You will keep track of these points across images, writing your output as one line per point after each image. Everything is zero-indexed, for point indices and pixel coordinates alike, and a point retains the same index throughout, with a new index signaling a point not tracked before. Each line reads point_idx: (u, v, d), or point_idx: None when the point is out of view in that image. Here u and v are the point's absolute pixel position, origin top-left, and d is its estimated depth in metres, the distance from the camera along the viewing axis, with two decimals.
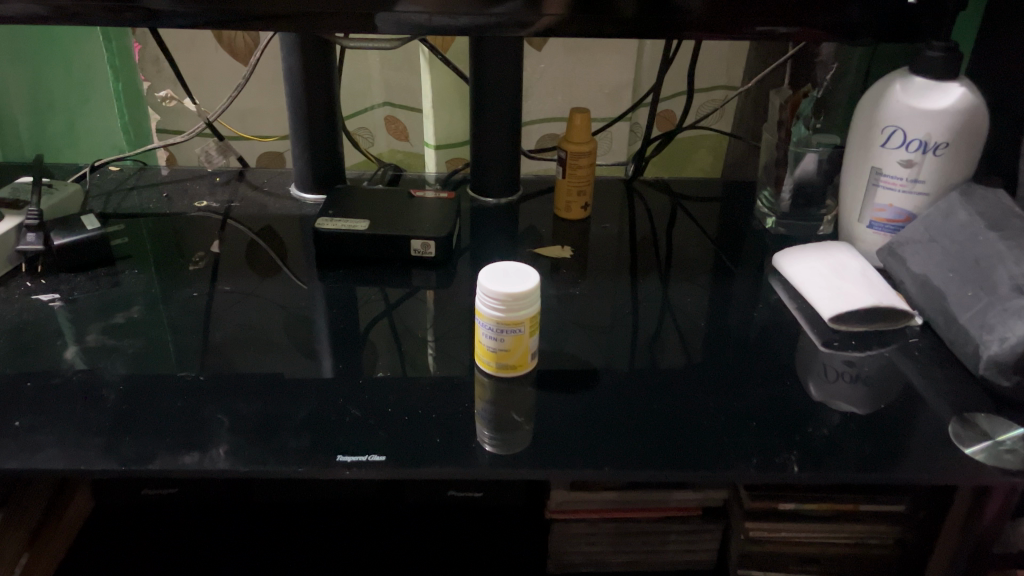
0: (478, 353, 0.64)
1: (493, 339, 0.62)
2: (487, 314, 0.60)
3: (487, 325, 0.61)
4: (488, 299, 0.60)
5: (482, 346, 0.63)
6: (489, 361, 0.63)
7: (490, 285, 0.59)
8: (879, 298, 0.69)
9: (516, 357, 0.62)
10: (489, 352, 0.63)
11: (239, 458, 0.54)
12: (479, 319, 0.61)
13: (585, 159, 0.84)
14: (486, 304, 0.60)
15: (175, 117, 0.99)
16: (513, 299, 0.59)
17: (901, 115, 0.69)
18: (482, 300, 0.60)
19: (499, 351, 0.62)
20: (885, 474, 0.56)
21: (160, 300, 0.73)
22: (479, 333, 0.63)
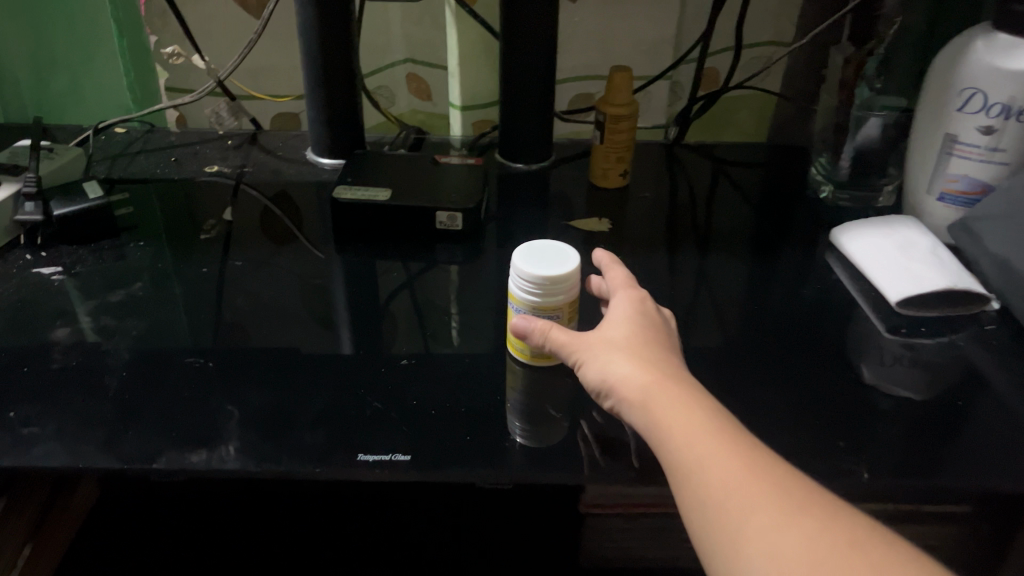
0: (511, 341, 0.58)
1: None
2: (521, 298, 0.55)
3: (520, 309, 0.56)
4: (521, 281, 0.54)
5: (514, 332, 0.58)
6: (522, 350, 0.58)
7: (524, 265, 0.54)
8: (952, 281, 0.62)
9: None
10: (522, 339, 0.57)
11: (250, 458, 0.49)
12: (512, 302, 0.56)
13: (625, 123, 0.78)
14: (519, 288, 0.55)
15: (183, 74, 0.94)
16: (548, 282, 0.53)
17: (982, 76, 0.62)
18: (516, 282, 0.55)
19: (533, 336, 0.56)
20: (965, 481, 0.50)
21: (169, 274, 0.69)
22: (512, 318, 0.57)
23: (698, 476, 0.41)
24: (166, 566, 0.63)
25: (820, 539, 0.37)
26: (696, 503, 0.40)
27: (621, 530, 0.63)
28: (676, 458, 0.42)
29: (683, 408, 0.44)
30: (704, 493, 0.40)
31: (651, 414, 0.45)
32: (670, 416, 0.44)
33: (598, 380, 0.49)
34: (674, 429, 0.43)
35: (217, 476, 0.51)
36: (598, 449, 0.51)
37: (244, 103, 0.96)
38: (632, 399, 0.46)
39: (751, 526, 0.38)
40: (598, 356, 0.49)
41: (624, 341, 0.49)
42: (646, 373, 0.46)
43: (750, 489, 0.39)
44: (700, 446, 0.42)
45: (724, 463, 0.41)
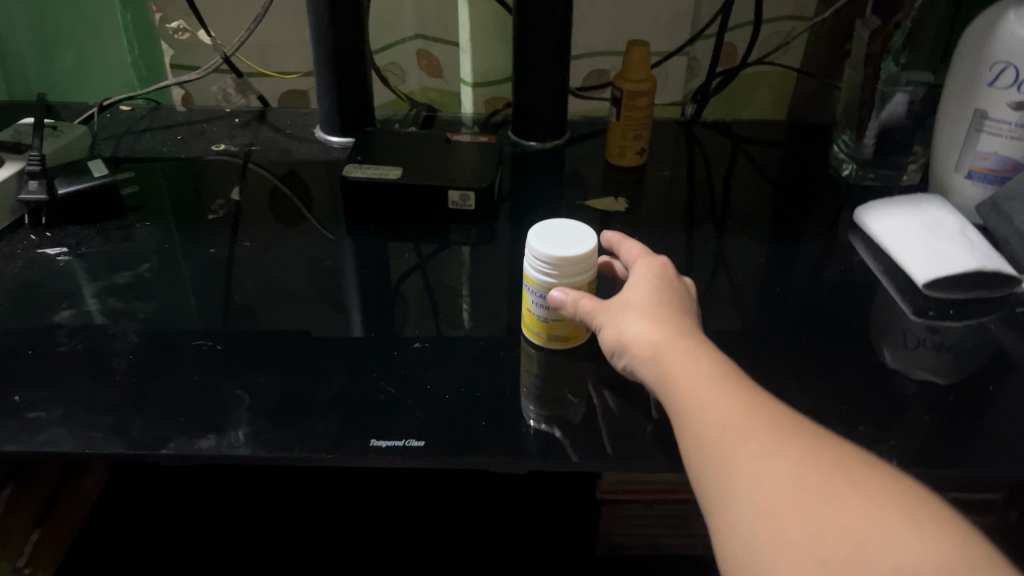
0: (526, 323, 0.57)
1: (542, 308, 0.55)
2: (536, 279, 0.53)
3: (535, 291, 0.54)
4: (537, 262, 0.53)
5: (529, 314, 0.56)
6: (537, 332, 0.57)
7: (540, 245, 0.52)
8: (982, 261, 0.60)
9: (568, 328, 0.55)
10: (537, 322, 0.56)
11: (261, 443, 0.48)
12: (527, 283, 0.54)
13: (643, 99, 0.76)
14: (534, 268, 0.53)
15: (189, 51, 0.92)
16: (564, 262, 0.52)
17: (1014, 49, 0.60)
18: (531, 262, 0.53)
19: (549, 320, 0.55)
20: (996, 469, 0.48)
21: (176, 255, 0.67)
22: (527, 300, 0.56)
23: (697, 415, 0.40)
24: (175, 552, 0.62)
25: (808, 461, 0.36)
26: (694, 439, 0.40)
27: (639, 519, 0.61)
28: (679, 401, 0.42)
29: (689, 356, 0.43)
30: (702, 429, 0.39)
31: (660, 365, 0.44)
32: (676, 365, 0.43)
33: (614, 340, 0.48)
34: (679, 375, 0.43)
35: (227, 462, 0.50)
36: (617, 435, 0.50)
37: (252, 80, 0.94)
38: (642, 353, 0.46)
39: (742, 453, 0.37)
40: (613, 316, 0.49)
41: (640, 302, 0.49)
42: (658, 329, 0.46)
43: (745, 423, 0.38)
44: (702, 388, 0.41)
45: (723, 401, 0.40)
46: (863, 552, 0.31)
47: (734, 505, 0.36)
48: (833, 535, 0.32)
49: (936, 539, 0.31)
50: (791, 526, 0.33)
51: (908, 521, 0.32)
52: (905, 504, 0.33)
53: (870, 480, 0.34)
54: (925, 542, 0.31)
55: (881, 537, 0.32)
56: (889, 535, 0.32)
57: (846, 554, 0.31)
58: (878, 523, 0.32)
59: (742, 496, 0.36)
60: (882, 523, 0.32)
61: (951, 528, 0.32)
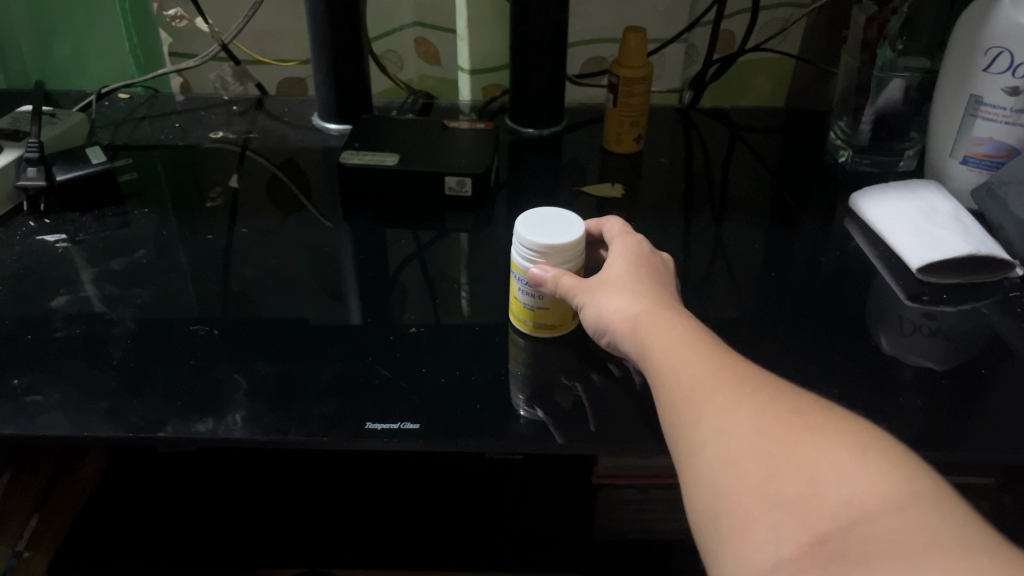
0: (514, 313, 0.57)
1: (529, 296, 0.55)
2: (521, 265, 0.53)
3: (521, 279, 0.54)
4: (522, 248, 0.53)
5: (517, 304, 0.56)
6: (526, 322, 0.57)
7: (527, 233, 0.52)
8: (976, 246, 0.61)
9: (556, 317, 0.56)
10: (525, 312, 0.56)
11: (257, 427, 0.49)
12: (514, 271, 0.55)
13: (640, 86, 0.76)
14: (519, 254, 0.53)
15: (187, 39, 0.92)
16: (549, 247, 0.52)
17: (1009, 34, 0.60)
18: (517, 249, 0.54)
19: (536, 309, 0.55)
20: (983, 452, 0.48)
21: (173, 242, 0.68)
22: (514, 288, 0.56)
23: (667, 375, 0.41)
24: (174, 536, 0.62)
25: (766, 408, 0.36)
26: (665, 399, 0.40)
27: (635, 503, 0.62)
28: (649, 364, 0.43)
29: (661, 322, 0.44)
30: (671, 388, 0.40)
31: (632, 329, 0.45)
32: (648, 331, 0.44)
33: (593, 317, 0.49)
34: (650, 339, 0.44)
35: (224, 445, 0.50)
36: (611, 418, 0.50)
37: (249, 68, 0.94)
38: (616, 318, 0.47)
39: (707, 407, 0.38)
40: (591, 292, 0.50)
41: (618, 277, 0.50)
42: (633, 299, 0.47)
43: (712, 379, 0.39)
44: (672, 351, 0.42)
45: (691, 362, 0.41)
46: (816, 489, 0.32)
47: (698, 455, 0.37)
48: (787, 476, 0.33)
49: (884, 468, 0.32)
50: (748, 471, 0.34)
51: (859, 453, 0.33)
52: (857, 439, 0.34)
53: (825, 421, 0.35)
54: (873, 473, 0.32)
55: (833, 473, 0.32)
56: (841, 469, 0.32)
57: (801, 493, 0.32)
58: (829, 460, 0.33)
59: (706, 448, 0.36)
60: (831, 459, 0.33)
61: (903, 460, 0.33)
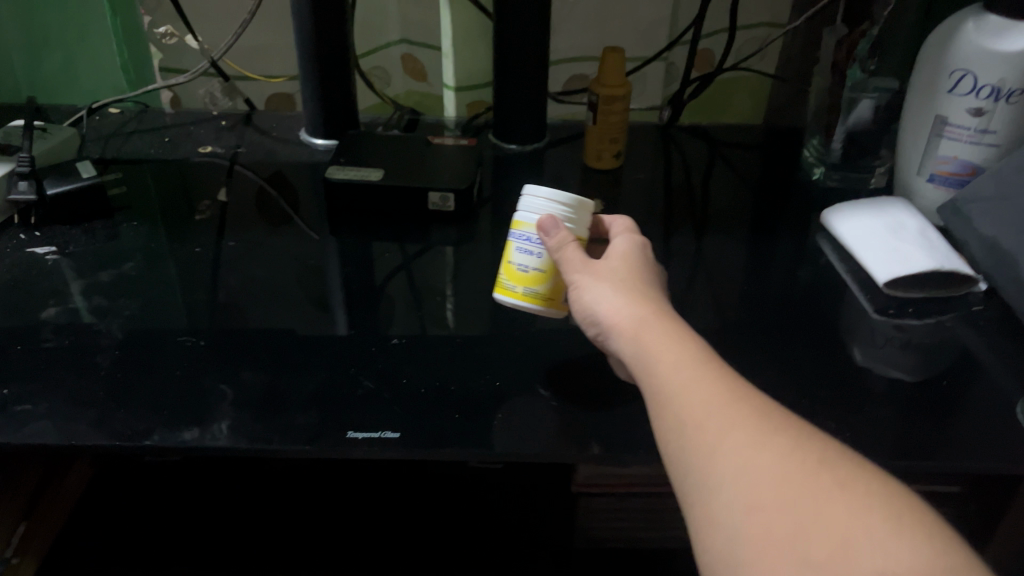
0: (502, 282, 0.57)
1: (528, 254, 0.55)
2: (529, 219, 0.56)
3: (526, 237, 0.55)
4: (535, 203, 0.56)
5: (509, 269, 0.57)
6: (514, 289, 0.56)
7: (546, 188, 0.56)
8: (940, 262, 0.63)
9: (548, 285, 0.56)
10: (517, 275, 0.56)
11: (242, 435, 0.50)
12: (519, 231, 0.56)
13: (618, 104, 0.78)
14: (529, 208, 0.56)
15: (177, 56, 0.94)
16: (564, 204, 0.55)
17: (973, 57, 0.62)
18: (526, 207, 0.56)
19: (534, 271, 0.55)
20: (944, 461, 0.50)
21: (162, 254, 0.69)
22: (509, 253, 0.57)
23: (681, 401, 0.41)
24: (159, 544, 0.63)
25: (795, 457, 0.36)
26: (677, 425, 0.40)
27: (614, 511, 0.64)
28: (662, 383, 0.42)
29: (673, 344, 0.44)
30: (685, 416, 0.40)
31: (641, 342, 0.45)
32: (659, 351, 0.44)
33: (595, 308, 0.49)
34: (661, 361, 0.43)
35: (210, 453, 0.52)
36: (588, 426, 0.52)
37: (238, 83, 0.96)
38: (626, 328, 0.47)
39: (727, 442, 0.38)
40: (597, 290, 0.50)
41: (623, 282, 0.50)
42: (642, 314, 0.47)
43: (730, 413, 0.39)
44: (684, 374, 0.42)
45: (706, 392, 0.41)
46: (847, 552, 0.32)
47: (716, 494, 0.37)
48: (818, 535, 0.33)
49: (921, 542, 0.32)
50: (775, 522, 0.34)
51: (894, 526, 0.33)
52: (890, 506, 0.34)
53: (857, 481, 0.35)
54: (911, 547, 0.32)
55: (866, 540, 0.32)
56: (874, 538, 0.32)
57: (834, 556, 0.32)
58: (864, 527, 0.33)
59: (723, 486, 0.36)
60: (867, 524, 0.33)
61: (937, 532, 0.33)
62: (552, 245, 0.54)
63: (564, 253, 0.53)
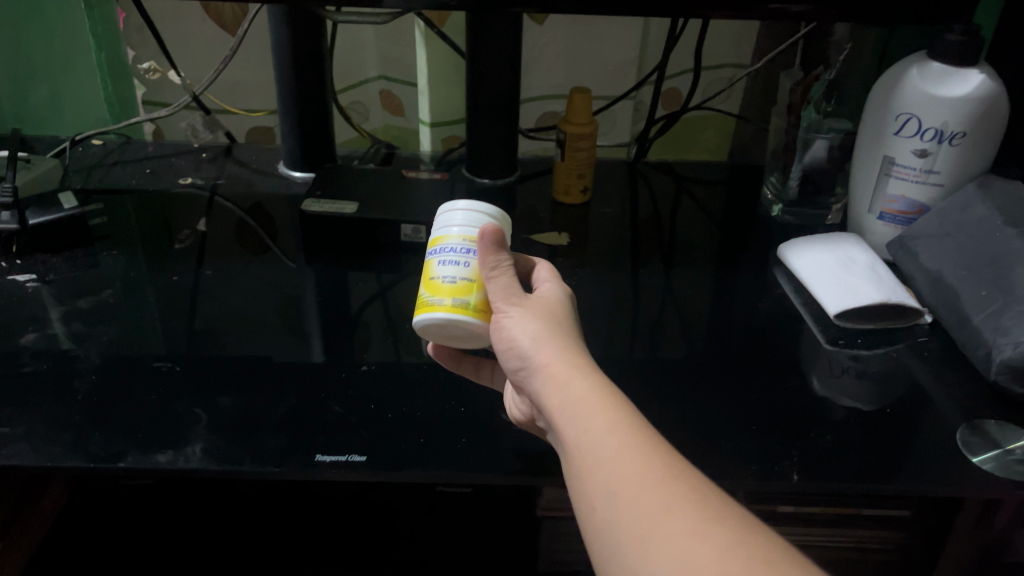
0: (423, 303, 0.51)
1: (452, 263, 0.51)
2: (452, 232, 0.52)
3: (450, 248, 0.51)
4: (455, 216, 0.53)
5: (432, 286, 0.51)
6: (440, 303, 0.50)
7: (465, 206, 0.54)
8: (887, 295, 0.66)
9: (478, 295, 0.50)
10: (441, 288, 0.50)
11: (214, 458, 0.52)
12: (441, 246, 0.52)
13: (585, 142, 0.81)
14: (450, 223, 0.53)
15: (158, 90, 0.98)
16: (488, 217, 0.53)
17: (916, 102, 0.66)
18: (445, 224, 0.53)
19: (461, 278, 0.50)
20: (888, 484, 0.52)
21: (140, 282, 0.71)
22: (430, 270, 0.52)
23: (609, 474, 0.39)
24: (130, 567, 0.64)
25: (734, 550, 0.34)
26: (606, 502, 0.38)
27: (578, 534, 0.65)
28: (595, 452, 0.40)
29: (602, 407, 0.41)
30: (614, 492, 0.38)
31: (573, 401, 0.42)
32: (587, 413, 0.41)
33: (521, 341, 0.46)
34: (587, 426, 0.41)
35: (183, 476, 0.53)
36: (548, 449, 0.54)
37: (219, 117, 0.99)
38: (557, 383, 0.43)
39: (662, 530, 0.35)
40: (524, 326, 0.47)
41: (551, 323, 0.47)
42: (570, 365, 0.44)
43: (659, 495, 0.37)
44: (613, 442, 0.40)
45: (636, 467, 0.38)
46: None
47: None
48: None
49: None
50: None
51: None
52: None
53: None
54: None
55: None
56: None
57: None
58: None
59: None
60: None
61: None
62: (488, 256, 0.50)
63: (498, 273, 0.50)
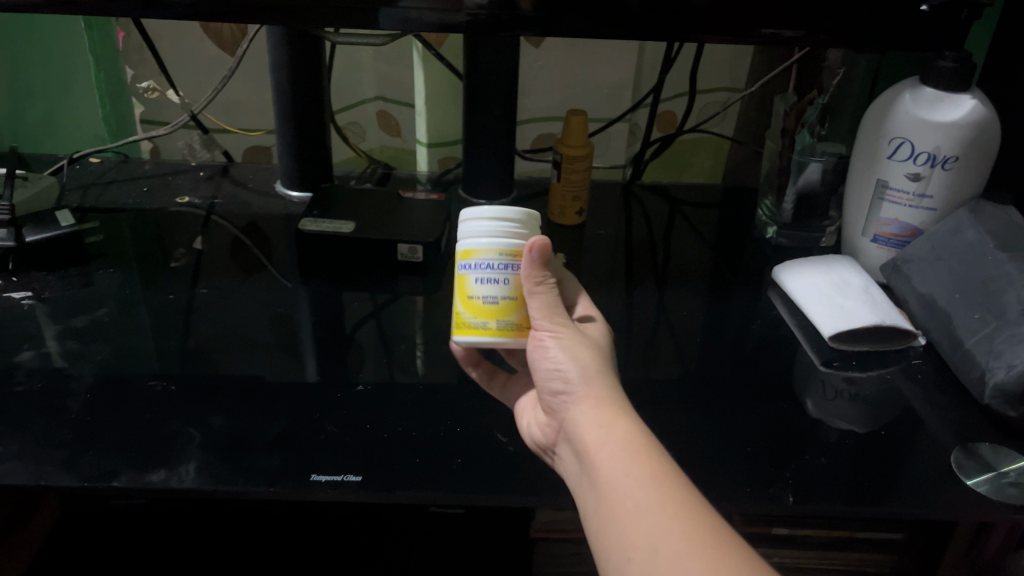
0: (464, 322, 0.51)
1: (492, 283, 0.50)
2: (485, 246, 0.51)
3: (487, 264, 0.50)
4: (484, 226, 0.51)
5: (472, 305, 0.51)
6: (484, 325, 0.51)
7: (493, 210, 0.52)
8: (881, 317, 0.66)
9: (520, 313, 0.51)
10: (484, 309, 0.51)
11: (208, 477, 0.52)
12: (475, 260, 0.51)
13: (581, 164, 0.82)
14: (483, 233, 0.51)
15: (158, 108, 0.96)
16: (515, 221, 0.52)
17: (909, 126, 0.67)
18: (476, 234, 0.51)
19: (505, 300, 0.50)
20: (882, 507, 0.52)
21: (136, 301, 0.71)
22: (465, 286, 0.51)
23: (652, 524, 0.40)
24: None
25: None
26: (643, 551, 0.39)
27: (571, 556, 0.65)
28: (637, 503, 0.41)
29: (648, 457, 0.43)
30: (654, 544, 0.39)
31: (619, 447, 0.43)
32: (634, 458, 0.43)
33: (570, 368, 0.48)
34: (632, 472, 0.42)
35: (175, 495, 0.53)
36: (542, 469, 0.54)
37: (217, 136, 0.99)
38: (603, 428, 0.45)
39: None
40: (573, 355, 0.49)
41: (597, 361, 0.49)
42: (616, 408, 0.46)
43: (703, 555, 0.38)
44: (659, 493, 0.41)
45: (680, 523, 0.39)
46: None
47: None
48: None
49: None
50: None
51: None
52: None
53: None
54: None
55: None
56: None
57: None
58: None
59: None
60: None
61: None
62: (534, 271, 0.50)
63: (541, 289, 0.50)
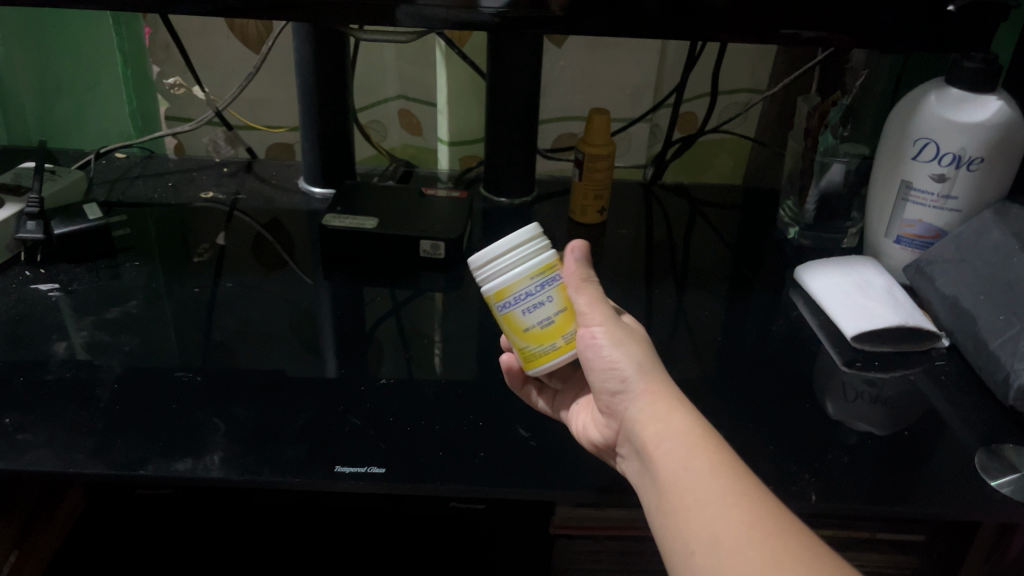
0: (532, 353, 0.52)
1: (540, 307, 0.51)
2: (515, 278, 0.50)
3: (525, 296, 0.50)
4: (507, 259, 0.50)
5: (531, 335, 0.51)
6: (552, 347, 0.51)
7: (504, 243, 0.50)
8: (905, 318, 0.66)
9: (576, 320, 0.52)
10: (545, 333, 0.51)
11: (233, 467, 0.52)
12: (512, 298, 0.50)
13: (603, 163, 0.82)
14: (514, 266, 0.50)
15: (183, 104, 0.98)
16: (532, 236, 0.51)
17: (934, 126, 0.66)
18: (501, 271, 0.50)
19: (558, 319, 0.51)
20: (905, 507, 0.52)
21: (161, 293, 0.72)
22: (514, 321, 0.51)
23: (715, 516, 0.40)
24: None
25: None
26: (706, 544, 0.39)
27: (591, 553, 0.65)
28: (697, 495, 0.41)
29: (707, 449, 0.43)
30: (717, 536, 0.39)
31: (678, 439, 0.44)
32: (693, 451, 0.43)
33: (625, 365, 0.48)
34: (691, 465, 0.42)
35: (201, 485, 0.54)
36: (563, 463, 0.54)
37: (241, 133, 1.00)
38: (662, 423, 0.45)
39: None
40: (626, 350, 0.49)
41: (648, 356, 0.49)
42: (673, 403, 0.46)
43: (767, 544, 0.38)
44: (720, 484, 0.41)
45: (742, 512, 0.39)
46: None
47: None
48: None
49: None
50: None
51: None
52: None
53: None
54: None
55: None
56: None
57: None
58: None
59: None
60: None
61: None
62: (579, 270, 0.52)
63: (588, 286, 0.52)
